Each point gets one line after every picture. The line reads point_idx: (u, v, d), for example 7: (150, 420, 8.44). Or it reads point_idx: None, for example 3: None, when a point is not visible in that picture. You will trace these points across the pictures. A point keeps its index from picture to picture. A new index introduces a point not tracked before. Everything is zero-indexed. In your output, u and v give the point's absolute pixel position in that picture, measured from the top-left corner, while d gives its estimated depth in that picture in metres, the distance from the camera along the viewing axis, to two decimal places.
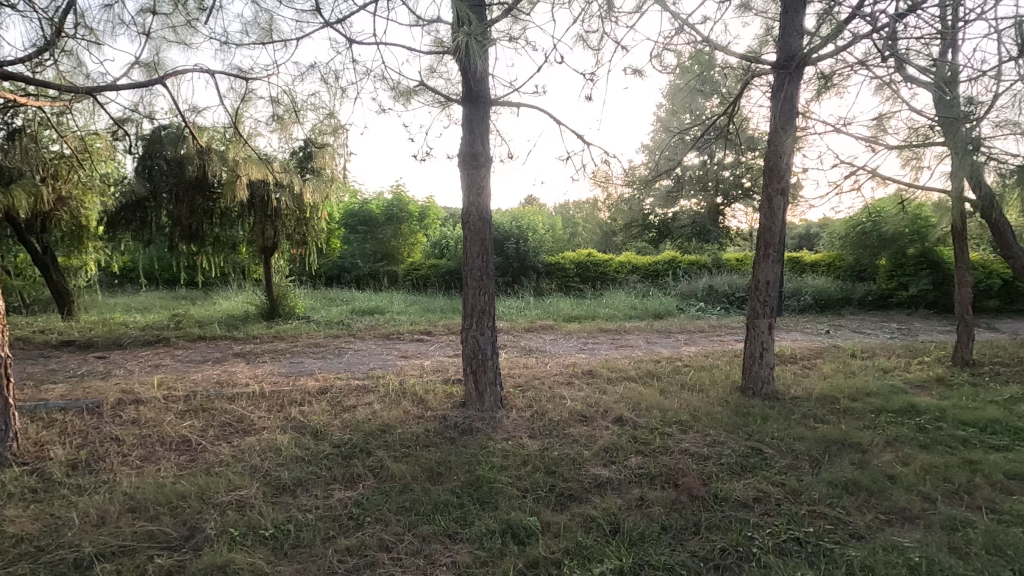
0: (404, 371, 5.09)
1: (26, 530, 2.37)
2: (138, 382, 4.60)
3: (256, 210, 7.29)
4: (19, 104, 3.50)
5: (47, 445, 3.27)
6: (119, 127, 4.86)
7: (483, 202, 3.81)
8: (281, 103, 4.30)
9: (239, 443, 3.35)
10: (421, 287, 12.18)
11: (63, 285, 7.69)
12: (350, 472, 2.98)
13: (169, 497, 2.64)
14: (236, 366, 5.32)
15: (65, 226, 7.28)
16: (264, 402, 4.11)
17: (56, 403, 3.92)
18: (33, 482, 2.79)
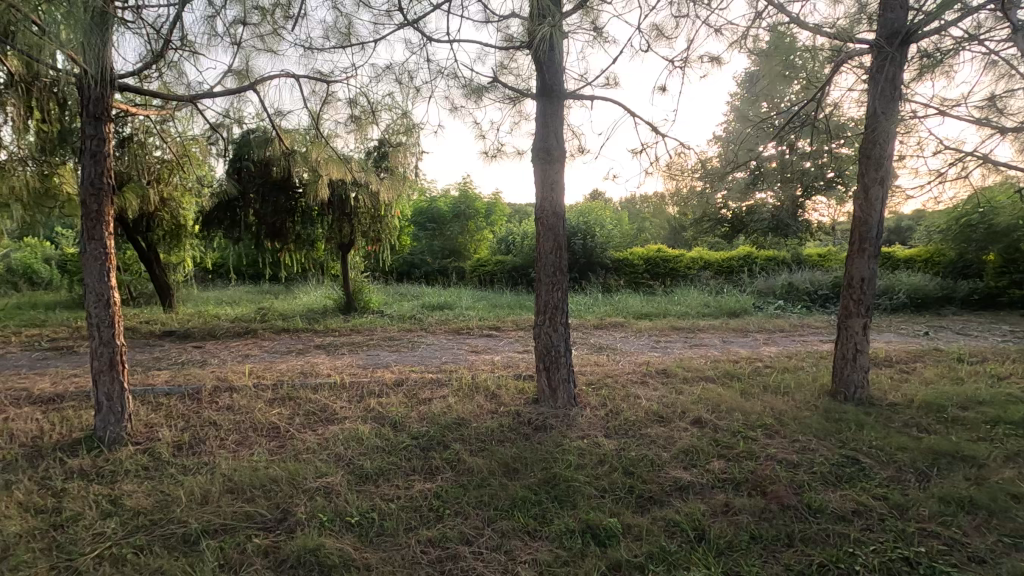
0: (475, 366, 5.14)
1: (141, 504, 2.57)
2: (232, 371, 4.93)
3: (334, 209, 7.61)
4: (129, 114, 3.76)
5: (156, 426, 3.56)
6: (214, 132, 5.19)
7: (557, 198, 3.76)
8: (359, 104, 4.44)
9: (324, 431, 3.50)
10: (487, 283, 12.30)
11: (164, 279, 8.33)
12: (428, 464, 3.04)
13: (264, 480, 2.80)
14: (318, 357, 5.58)
15: (167, 226, 7.90)
16: (345, 392, 4.28)
17: (162, 388, 4.27)
18: (145, 461, 3.04)
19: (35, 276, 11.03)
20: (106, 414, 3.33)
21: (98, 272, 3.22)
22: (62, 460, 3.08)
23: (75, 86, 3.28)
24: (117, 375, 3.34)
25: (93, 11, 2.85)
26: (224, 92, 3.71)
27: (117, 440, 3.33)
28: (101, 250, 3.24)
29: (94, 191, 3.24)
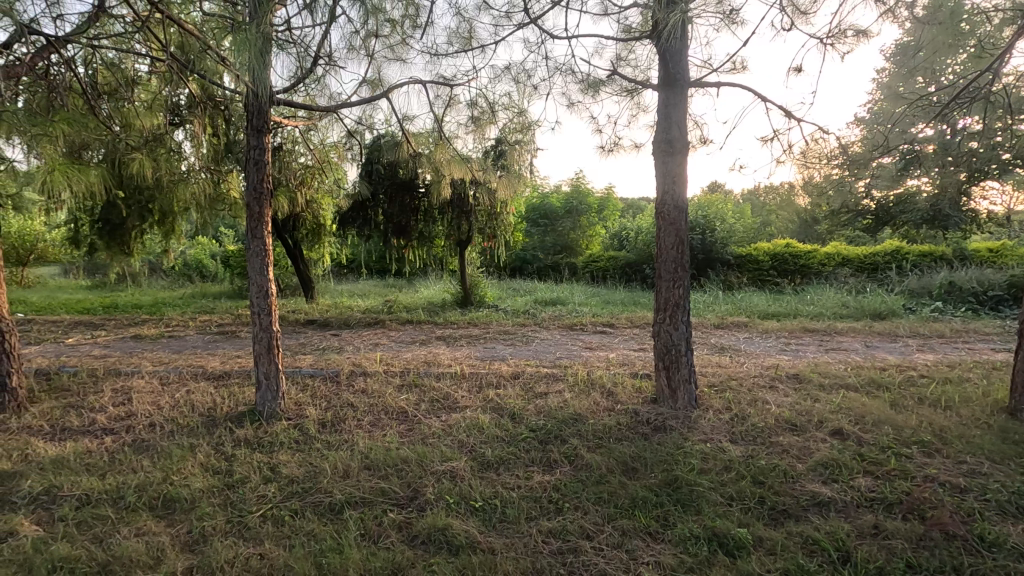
0: (590, 363, 5.11)
1: (295, 473, 2.89)
2: (365, 358, 5.37)
3: (454, 207, 7.96)
4: (281, 125, 4.20)
5: (303, 405, 3.97)
6: (349, 138, 5.65)
7: (679, 191, 3.61)
8: (478, 105, 4.59)
9: (447, 418, 3.70)
10: (599, 279, 12.17)
11: (306, 273, 9.25)
12: (547, 456, 3.09)
13: (396, 460, 3.02)
14: (439, 348, 5.88)
15: (309, 225, 8.78)
16: (465, 382, 4.49)
17: (308, 371, 4.77)
18: (296, 435, 3.41)
19: (204, 270, 12.80)
20: (265, 391, 3.77)
21: (259, 266, 3.67)
22: (231, 429, 3.54)
23: (244, 102, 3.75)
24: (273, 357, 3.78)
25: (259, 36, 3.23)
26: (361, 101, 4.02)
27: (273, 414, 3.76)
28: (261, 246, 3.69)
29: (257, 195, 3.68)
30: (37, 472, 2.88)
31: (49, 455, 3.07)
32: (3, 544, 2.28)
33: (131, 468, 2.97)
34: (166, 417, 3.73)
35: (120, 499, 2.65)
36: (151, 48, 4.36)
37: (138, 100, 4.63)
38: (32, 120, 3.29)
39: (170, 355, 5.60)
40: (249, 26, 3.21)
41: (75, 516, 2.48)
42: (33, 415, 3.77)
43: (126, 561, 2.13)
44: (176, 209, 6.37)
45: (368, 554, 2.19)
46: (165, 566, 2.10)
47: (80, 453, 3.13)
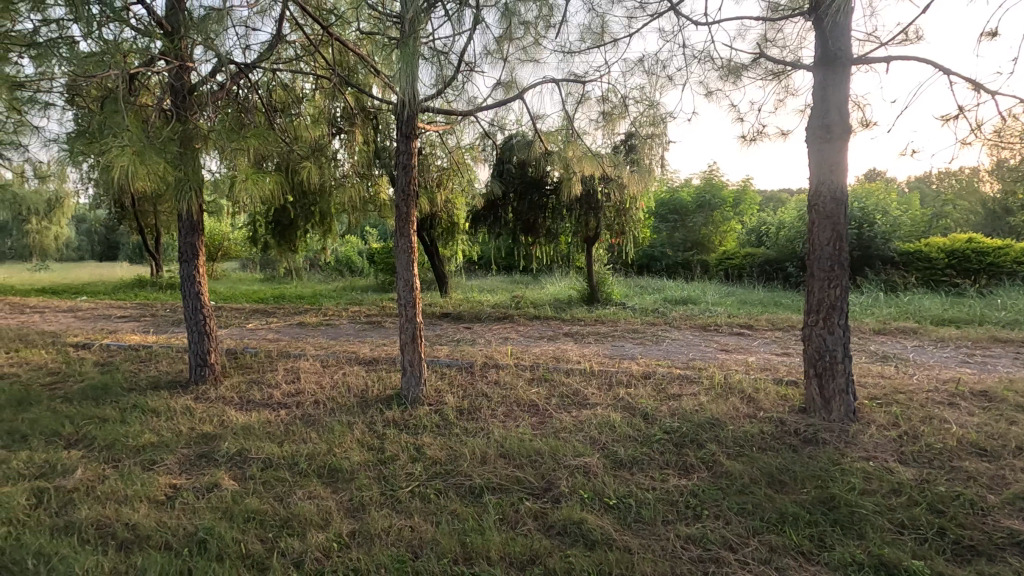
0: (727, 366, 4.83)
1: (437, 455, 3.10)
2: (496, 350, 5.59)
3: (582, 204, 7.96)
4: (423, 130, 4.47)
5: (442, 392, 4.23)
6: (483, 139, 5.89)
7: (837, 181, 3.27)
8: (610, 99, 4.54)
9: (579, 414, 3.72)
10: (734, 277, 11.43)
11: (441, 269, 9.83)
12: (683, 460, 2.98)
13: (530, 451, 3.10)
14: (567, 344, 5.93)
15: (444, 224, 9.32)
16: (595, 379, 4.48)
17: (445, 361, 5.07)
18: (438, 420, 3.65)
19: (353, 265, 14.16)
20: (409, 377, 4.08)
21: (405, 262, 3.98)
22: (381, 410, 3.89)
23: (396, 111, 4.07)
24: (417, 346, 4.07)
25: (414, 51, 3.47)
26: (496, 105, 4.15)
27: (416, 399, 4.05)
28: (408, 244, 3.99)
29: (405, 196, 4.00)
30: (232, 435, 3.39)
31: (239, 422, 3.60)
32: (210, 493, 2.71)
33: (302, 438, 3.38)
34: (327, 395, 4.19)
35: (294, 464, 3.03)
36: (316, 67, 4.91)
37: (305, 115, 5.24)
38: (230, 137, 3.88)
39: (328, 341, 6.28)
40: (406, 43, 3.46)
41: (261, 476, 2.88)
42: (226, 387, 4.46)
43: (302, 518, 2.43)
44: (333, 211, 7.11)
45: (507, 539, 2.28)
46: (333, 527, 2.36)
47: (263, 422, 3.63)
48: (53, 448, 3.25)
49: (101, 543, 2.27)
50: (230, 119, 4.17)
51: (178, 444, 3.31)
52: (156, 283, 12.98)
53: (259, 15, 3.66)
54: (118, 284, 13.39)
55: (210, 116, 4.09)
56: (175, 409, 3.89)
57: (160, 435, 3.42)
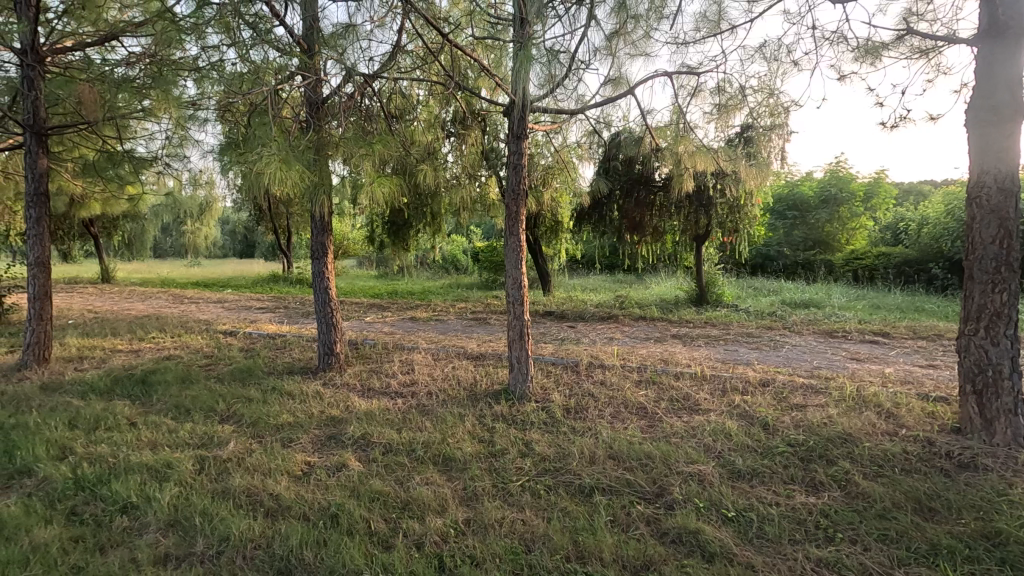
0: (859, 376, 4.39)
1: (545, 452, 3.13)
2: (601, 350, 5.53)
3: (692, 201, 7.63)
4: (531, 130, 4.48)
5: (547, 390, 4.26)
6: (589, 136, 5.85)
7: (1005, 169, 2.85)
8: (727, 90, 4.30)
9: (691, 420, 3.57)
10: (864, 279, 10.37)
11: (544, 267, 9.90)
12: (811, 477, 2.75)
13: (640, 455, 3.03)
14: (675, 346, 5.72)
15: (548, 223, 9.38)
16: (707, 384, 4.28)
17: (550, 359, 5.11)
18: (545, 418, 3.68)
19: (459, 264, 14.73)
20: (516, 373, 4.15)
21: (515, 260, 4.06)
22: (490, 404, 3.99)
23: (510, 112, 4.16)
24: (525, 343, 4.13)
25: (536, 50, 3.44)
26: (604, 102, 4.06)
27: (523, 395, 4.11)
28: (517, 242, 4.06)
29: (515, 196, 4.08)
30: (356, 420, 3.66)
31: (362, 408, 3.88)
32: (340, 472, 2.95)
33: (417, 427, 3.57)
34: (439, 387, 4.39)
35: (412, 450, 3.21)
36: (431, 74, 5.15)
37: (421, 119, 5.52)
38: (358, 144, 4.19)
39: (438, 335, 6.58)
40: (529, 43, 3.43)
41: (382, 460, 3.08)
42: (349, 375, 4.82)
43: (421, 503, 2.57)
44: (442, 211, 7.42)
45: (620, 541, 2.25)
46: (450, 514, 2.47)
47: (382, 409, 3.88)
48: (210, 422, 3.71)
49: (252, 509, 2.55)
50: (356, 127, 4.49)
51: (310, 425, 3.63)
52: (287, 278, 14.36)
53: (381, 26, 3.88)
54: (256, 279, 14.99)
55: (340, 125, 4.43)
56: (307, 393, 4.27)
57: (295, 416, 3.77)
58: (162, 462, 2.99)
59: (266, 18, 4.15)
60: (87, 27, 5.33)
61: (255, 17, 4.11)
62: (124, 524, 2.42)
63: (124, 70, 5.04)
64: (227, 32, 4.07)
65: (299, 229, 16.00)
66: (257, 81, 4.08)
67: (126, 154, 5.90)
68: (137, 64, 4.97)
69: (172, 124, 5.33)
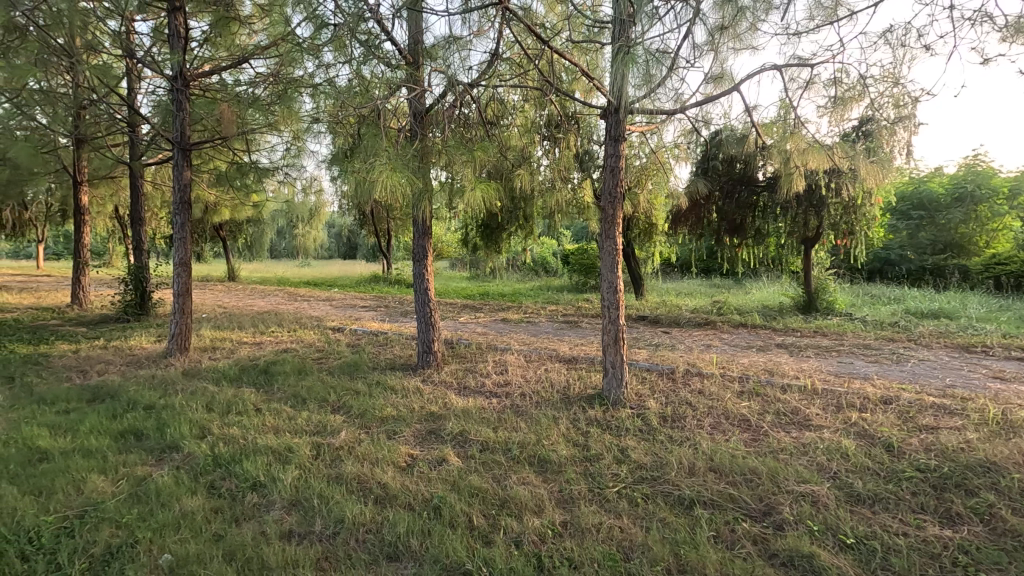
0: (1005, 398, 3.88)
1: (642, 460, 3.06)
2: (699, 358, 5.32)
3: (801, 201, 7.13)
4: (627, 131, 4.38)
5: (643, 396, 4.17)
6: (688, 136, 5.65)
7: None
8: (844, 81, 3.98)
9: (800, 435, 3.35)
10: (1009, 288, 9.14)
11: (637, 271, 9.69)
12: (945, 508, 2.48)
13: (745, 469, 2.89)
14: (781, 356, 5.38)
15: (642, 225, 9.17)
16: (818, 398, 3.98)
17: (645, 365, 5.00)
18: (640, 425, 3.60)
19: (549, 266, 14.84)
20: (611, 378, 4.10)
21: (610, 264, 4.02)
22: (584, 408, 3.98)
23: (606, 114, 4.13)
24: (620, 348, 4.08)
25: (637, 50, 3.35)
26: (705, 100, 3.89)
27: (618, 401, 4.05)
28: (613, 245, 4.01)
29: (612, 199, 4.06)
30: (454, 417, 3.80)
31: (459, 405, 4.02)
32: (441, 466, 3.08)
33: (513, 427, 3.65)
34: (532, 389, 4.44)
35: (508, 450, 3.28)
36: (527, 80, 5.23)
37: (515, 125, 5.61)
38: (459, 151, 4.35)
39: (530, 337, 6.66)
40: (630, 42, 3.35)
41: (480, 457, 3.17)
42: (446, 373, 5.00)
43: (518, 502, 2.62)
44: (534, 215, 7.51)
45: (725, 558, 2.16)
46: (547, 515, 2.49)
47: (479, 408, 4.00)
48: (323, 411, 4.01)
49: (363, 495, 2.74)
50: (456, 134, 4.67)
51: (412, 419, 3.82)
52: (387, 278, 15.18)
53: (480, 35, 3.99)
54: (359, 279, 15.98)
55: (441, 133, 4.62)
56: (408, 388, 4.50)
57: (397, 409, 3.98)
58: (283, 446, 3.28)
59: (376, 34, 4.43)
60: (222, 53, 5.98)
61: (366, 35, 4.41)
62: (254, 500, 2.69)
63: (252, 90, 5.60)
64: (341, 50, 4.39)
65: (398, 233, 16.85)
66: (366, 95, 4.36)
67: (252, 165, 6.52)
68: (263, 84, 5.50)
69: (291, 137, 5.83)
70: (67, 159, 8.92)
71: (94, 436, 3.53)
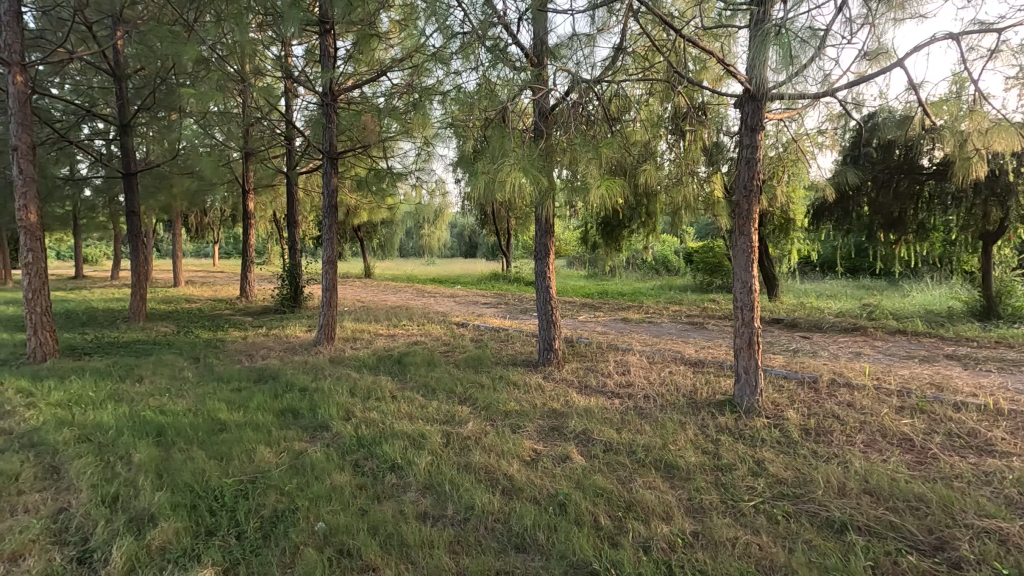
0: None
1: (781, 475, 2.83)
2: (847, 367, 4.79)
3: (980, 189, 6.14)
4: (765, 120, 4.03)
5: (780, 406, 3.85)
6: (835, 121, 5.10)
7: None
8: None
9: (980, 462, 2.88)
10: None
11: (771, 271, 8.98)
12: None
13: (909, 495, 2.55)
14: (951, 369, 4.67)
15: (777, 221, 8.48)
16: (1003, 420, 3.40)
17: (782, 373, 4.61)
18: (779, 437, 3.33)
19: (670, 264, 14.32)
20: (743, 385, 3.84)
21: (744, 263, 3.76)
22: (713, 415, 3.77)
23: (742, 103, 3.85)
24: (754, 353, 3.79)
25: (778, 29, 3.05)
26: (857, 83, 3.45)
27: (751, 409, 3.78)
28: (748, 243, 3.75)
29: (747, 193, 3.78)
30: (576, 416, 3.80)
31: (581, 404, 4.01)
32: (564, 462, 3.10)
33: (637, 429, 3.56)
34: (656, 391, 4.30)
35: (632, 452, 3.20)
36: (651, 74, 5.07)
37: (638, 119, 5.45)
38: (584, 148, 4.32)
39: (652, 337, 6.45)
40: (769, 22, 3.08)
41: (604, 457, 3.14)
42: (567, 371, 5.01)
43: (645, 506, 2.54)
44: (657, 213, 7.26)
45: None
46: (677, 522, 2.40)
47: (600, 408, 3.96)
48: (451, 402, 4.22)
49: (491, 484, 2.83)
50: (580, 133, 4.66)
51: (535, 415, 3.89)
52: (506, 277, 15.56)
53: (605, 31, 3.94)
54: (480, 277, 16.57)
55: (565, 133, 4.63)
56: (530, 384, 4.58)
57: (521, 404, 4.07)
58: (417, 433, 3.51)
59: (502, 39, 4.57)
60: (362, 68, 6.52)
61: (493, 41, 4.56)
62: (393, 480, 2.90)
63: (389, 100, 6.04)
64: (469, 58, 4.58)
65: (517, 232, 17.22)
66: (491, 99, 4.52)
67: (387, 171, 7.03)
68: (398, 94, 5.91)
69: (422, 142, 6.19)
70: (238, 170, 10.29)
71: (261, 412, 4.04)
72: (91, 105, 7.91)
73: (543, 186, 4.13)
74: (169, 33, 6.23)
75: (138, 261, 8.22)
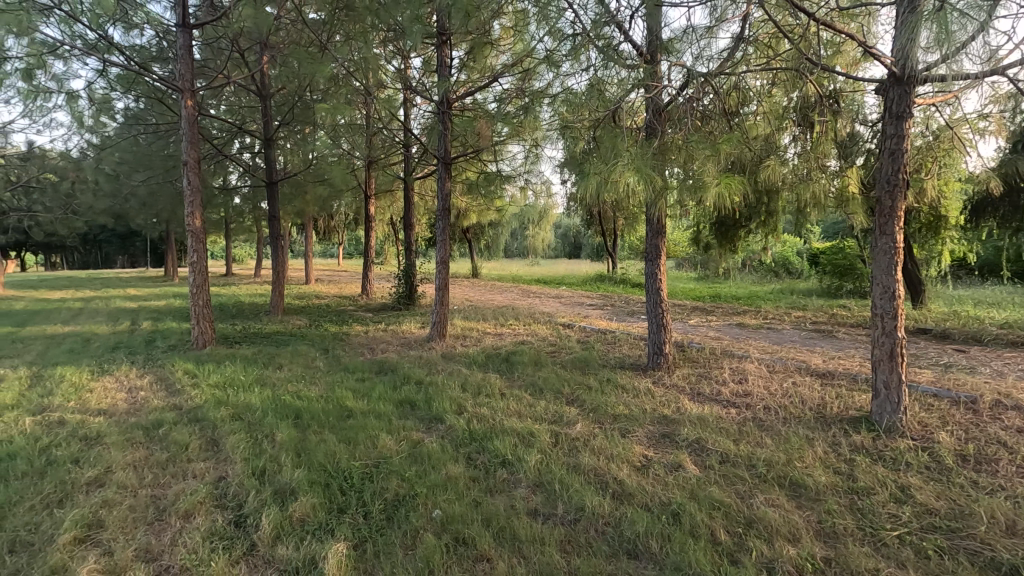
0: None
1: (931, 504, 2.51)
2: (1016, 387, 4.13)
3: None
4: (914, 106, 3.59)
5: (929, 427, 3.42)
6: (1002, 103, 4.43)
7: None
8: None
9: None
10: None
11: (916, 275, 7.98)
12: None
13: None
14: None
15: (925, 219, 7.52)
16: None
17: (932, 390, 4.09)
18: (927, 461, 2.96)
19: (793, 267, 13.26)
20: (883, 401, 3.46)
21: (886, 265, 3.38)
22: (846, 432, 3.43)
23: (886, 88, 3.47)
24: (897, 365, 3.40)
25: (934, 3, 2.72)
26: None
27: (893, 429, 3.39)
28: (890, 243, 3.38)
29: (890, 188, 3.39)
30: (689, 423, 3.65)
31: (694, 412, 3.85)
32: (677, 471, 3.00)
33: (757, 442, 3.34)
34: (778, 403, 4.01)
35: (752, 466, 3.01)
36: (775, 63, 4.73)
37: (759, 112, 5.10)
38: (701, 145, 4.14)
39: (772, 345, 6.03)
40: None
41: (720, 469, 2.99)
42: (678, 376, 4.84)
43: (768, 524, 2.39)
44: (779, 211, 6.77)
45: None
46: (805, 545, 2.23)
47: (715, 417, 3.77)
48: (559, 402, 4.24)
49: (601, 488, 2.81)
50: (695, 130, 4.48)
51: (645, 420, 3.79)
52: (612, 278, 15.34)
53: (725, 22, 3.75)
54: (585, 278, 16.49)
55: (679, 130, 4.47)
56: (639, 389, 4.48)
57: (630, 409, 4.00)
58: (526, 431, 3.57)
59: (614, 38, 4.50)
60: (475, 76, 6.76)
61: (605, 40, 4.51)
62: (504, 475, 2.98)
63: (500, 105, 6.21)
64: (580, 59, 4.57)
65: (625, 231, 16.89)
66: (601, 100, 4.48)
67: (497, 174, 7.21)
68: (508, 99, 6.04)
69: (531, 144, 6.30)
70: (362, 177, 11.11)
71: (382, 402, 4.34)
72: (242, 123, 8.96)
73: (656, 185, 4.01)
74: (307, 55, 6.89)
75: (278, 261, 9.18)
